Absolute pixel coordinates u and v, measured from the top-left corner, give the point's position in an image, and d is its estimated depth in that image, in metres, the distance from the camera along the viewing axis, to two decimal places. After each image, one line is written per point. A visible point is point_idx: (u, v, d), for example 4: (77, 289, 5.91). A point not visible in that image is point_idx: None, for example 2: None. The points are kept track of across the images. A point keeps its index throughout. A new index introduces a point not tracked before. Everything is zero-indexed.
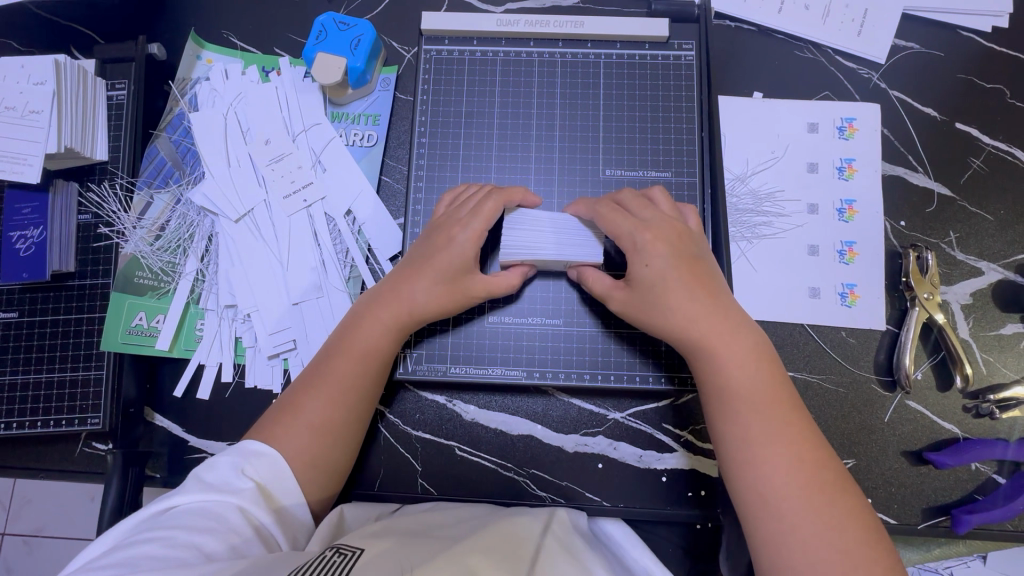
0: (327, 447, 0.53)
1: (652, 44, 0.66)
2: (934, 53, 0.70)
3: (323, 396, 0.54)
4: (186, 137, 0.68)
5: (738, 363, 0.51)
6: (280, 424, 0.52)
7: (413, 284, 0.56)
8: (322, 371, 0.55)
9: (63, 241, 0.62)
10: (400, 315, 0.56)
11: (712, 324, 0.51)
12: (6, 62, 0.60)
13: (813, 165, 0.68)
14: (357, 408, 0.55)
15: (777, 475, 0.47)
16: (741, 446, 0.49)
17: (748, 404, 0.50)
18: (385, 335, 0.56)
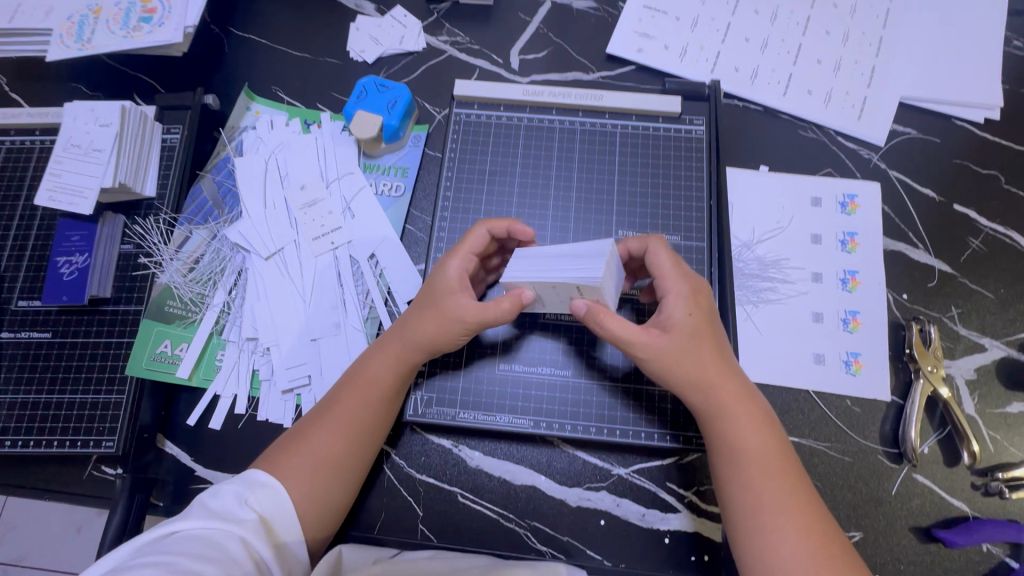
0: (327, 481, 0.54)
1: (666, 118, 0.71)
2: (931, 139, 0.74)
3: (332, 428, 0.55)
4: (228, 179, 0.73)
5: (742, 425, 0.52)
6: (288, 452, 0.54)
7: (416, 318, 0.58)
8: (336, 402, 0.57)
9: (104, 269, 0.65)
10: (415, 353, 0.58)
11: (722, 387, 0.53)
12: (78, 105, 0.66)
13: (817, 237, 0.72)
14: (364, 445, 0.57)
15: (782, 542, 0.47)
16: (745, 510, 0.50)
17: (751, 466, 0.51)
18: (398, 372, 0.58)
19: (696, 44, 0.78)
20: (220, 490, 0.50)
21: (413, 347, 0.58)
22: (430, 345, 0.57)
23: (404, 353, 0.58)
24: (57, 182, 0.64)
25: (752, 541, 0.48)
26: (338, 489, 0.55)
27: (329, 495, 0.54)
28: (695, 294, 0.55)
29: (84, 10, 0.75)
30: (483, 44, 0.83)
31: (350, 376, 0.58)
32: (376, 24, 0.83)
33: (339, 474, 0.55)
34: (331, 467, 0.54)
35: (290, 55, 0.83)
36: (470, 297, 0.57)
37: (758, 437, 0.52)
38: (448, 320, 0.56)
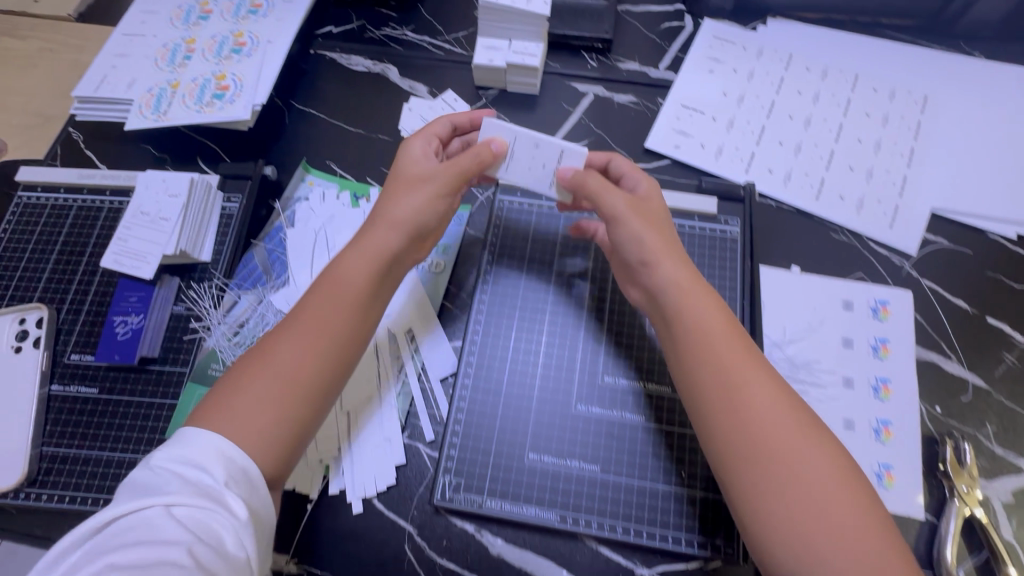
0: (286, 404, 0.53)
1: (702, 217, 0.74)
2: (963, 250, 0.76)
3: (298, 334, 0.56)
4: (279, 248, 0.76)
5: (719, 341, 0.54)
6: (249, 371, 0.54)
7: (391, 190, 0.63)
8: (304, 309, 0.58)
9: (156, 330, 0.68)
10: (388, 245, 0.60)
11: (693, 317, 0.55)
12: (151, 176, 0.72)
13: (849, 341, 0.72)
14: (324, 365, 0.55)
15: (801, 461, 0.49)
16: (741, 463, 0.50)
17: (746, 387, 0.52)
18: (366, 278, 0.59)
19: (731, 144, 0.82)
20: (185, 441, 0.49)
21: (379, 240, 0.60)
22: (393, 236, 0.60)
23: (368, 261, 0.59)
24: (124, 247, 0.69)
25: (765, 476, 0.49)
26: (294, 420, 0.53)
27: (284, 420, 0.53)
28: (647, 191, 0.64)
29: (164, 83, 0.81)
30: (527, 131, 0.87)
31: (318, 280, 0.59)
32: (428, 106, 0.89)
33: (295, 388, 0.54)
34: (282, 402, 0.53)
35: (346, 132, 0.89)
36: (433, 161, 0.65)
37: (721, 334, 0.55)
38: (417, 187, 0.62)
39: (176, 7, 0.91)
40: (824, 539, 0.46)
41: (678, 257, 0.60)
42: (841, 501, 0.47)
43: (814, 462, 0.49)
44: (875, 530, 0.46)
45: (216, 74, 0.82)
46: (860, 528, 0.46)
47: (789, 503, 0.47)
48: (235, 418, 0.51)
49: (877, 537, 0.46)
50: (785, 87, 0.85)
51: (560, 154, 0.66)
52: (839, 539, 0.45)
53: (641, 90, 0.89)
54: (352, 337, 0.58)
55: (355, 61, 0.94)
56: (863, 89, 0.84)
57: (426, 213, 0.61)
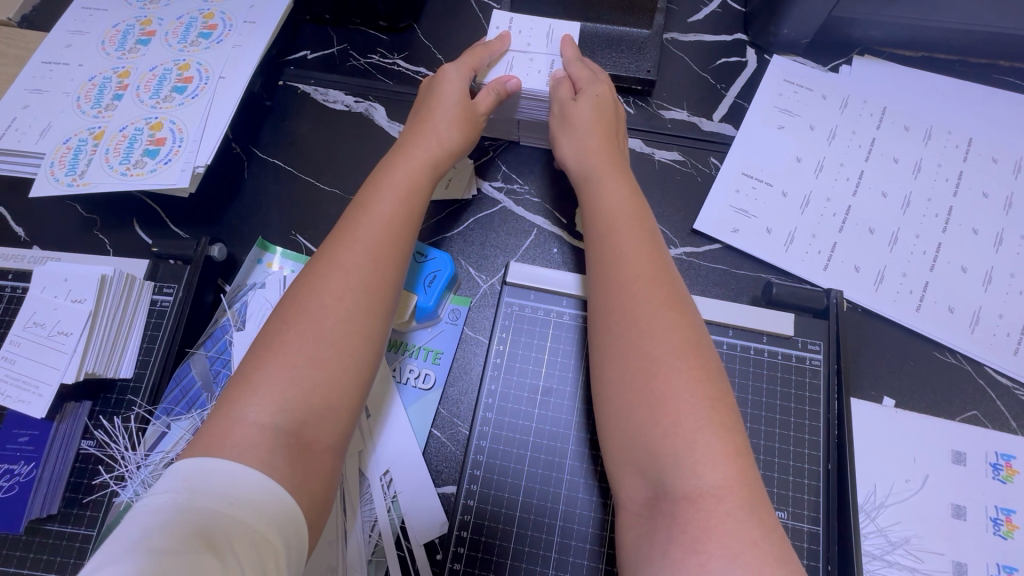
0: (359, 309, 0.45)
1: (772, 337, 0.57)
2: None
3: (342, 252, 0.47)
4: (223, 354, 0.60)
5: (621, 241, 0.49)
6: (300, 291, 0.45)
7: (438, 103, 0.58)
8: (349, 220, 0.49)
9: (53, 482, 0.52)
10: (416, 176, 0.54)
11: (605, 210, 0.51)
12: (52, 271, 0.55)
13: (960, 509, 0.55)
14: (384, 289, 0.47)
15: (666, 385, 0.41)
16: (614, 350, 0.44)
17: (626, 269, 0.47)
18: (396, 196, 0.51)
19: (806, 229, 0.64)
20: (200, 481, 0.35)
21: (402, 175, 0.53)
22: (444, 144, 0.56)
23: (400, 184, 0.52)
24: (13, 372, 0.53)
25: (625, 408, 0.42)
26: (343, 380, 0.43)
27: (334, 381, 0.42)
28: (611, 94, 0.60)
29: (85, 132, 0.65)
30: (545, 197, 0.69)
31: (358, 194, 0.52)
32: None
33: (348, 314, 0.44)
34: (334, 340, 0.43)
35: (318, 192, 0.71)
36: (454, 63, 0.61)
37: (626, 231, 0.49)
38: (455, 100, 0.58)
39: (111, 25, 0.73)
40: (673, 479, 0.38)
41: (609, 121, 0.58)
42: (697, 448, 0.38)
43: (684, 403, 0.40)
44: (744, 494, 0.37)
45: (151, 122, 0.65)
46: (721, 482, 0.37)
47: (645, 422, 0.40)
48: (270, 377, 0.41)
49: (746, 505, 0.37)
50: (876, 152, 0.67)
51: (552, 62, 0.63)
52: (696, 493, 0.37)
53: (688, 147, 0.70)
54: (400, 240, 0.49)
55: (334, 96, 0.76)
56: (977, 160, 0.66)
57: (475, 124, 0.59)
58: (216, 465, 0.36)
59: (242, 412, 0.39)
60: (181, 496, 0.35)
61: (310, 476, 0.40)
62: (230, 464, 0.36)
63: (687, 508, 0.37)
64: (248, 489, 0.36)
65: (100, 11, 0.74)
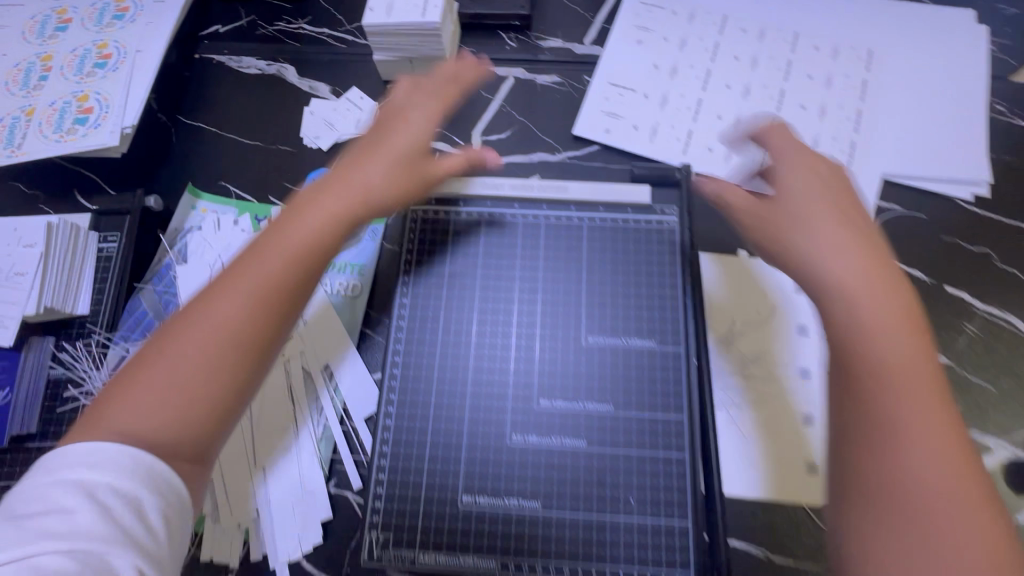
0: (256, 307, 0.49)
1: (636, 208, 0.67)
2: (917, 215, 0.71)
3: (236, 294, 0.49)
4: (171, 288, 0.67)
5: (839, 265, 0.49)
6: (224, 283, 0.50)
7: (381, 146, 0.60)
8: (277, 231, 0.53)
9: (28, 403, 0.60)
10: (333, 215, 0.54)
11: (827, 264, 0.50)
12: (7, 226, 0.64)
13: (804, 327, 0.64)
14: (278, 299, 0.50)
15: (885, 351, 0.45)
16: (834, 342, 0.47)
17: (840, 268, 0.49)
18: (314, 225, 0.54)
19: (667, 123, 0.75)
20: (130, 454, 0.43)
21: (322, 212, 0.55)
22: (351, 199, 0.56)
23: (338, 195, 0.56)
24: None
25: (854, 443, 0.44)
26: (193, 457, 0.46)
27: (185, 422, 0.46)
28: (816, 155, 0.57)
29: (17, 111, 0.71)
30: (445, 126, 0.79)
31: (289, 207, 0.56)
32: (331, 107, 0.80)
33: (232, 335, 0.48)
34: (215, 347, 0.48)
35: (243, 146, 0.79)
36: (410, 94, 0.64)
37: (849, 230, 0.52)
38: (388, 144, 0.60)
39: (29, 17, 0.79)
40: (883, 469, 0.42)
41: (822, 179, 0.55)
42: (929, 423, 0.42)
43: (913, 407, 0.43)
44: (974, 507, 0.40)
45: (78, 95, 0.72)
46: (939, 487, 0.41)
47: (878, 426, 0.43)
48: (159, 383, 0.46)
49: (961, 517, 0.40)
50: (721, 53, 0.78)
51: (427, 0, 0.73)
52: (920, 502, 0.41)
53: (565, 70, 0.81)
54: (298, 265, 0.52)
55: (247, 62, 0.84)
56: (804, 49, 0.78)
57: (429, 131, 0.62)
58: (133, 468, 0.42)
59: (126, 403, 0.45)
60: (129, 463, 0.42)
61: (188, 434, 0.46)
62: (131, 443, 0.43)
63: (867, 565, 0.41)
64: (154, 468, 0.43)
65: (17, 6, 0.80)
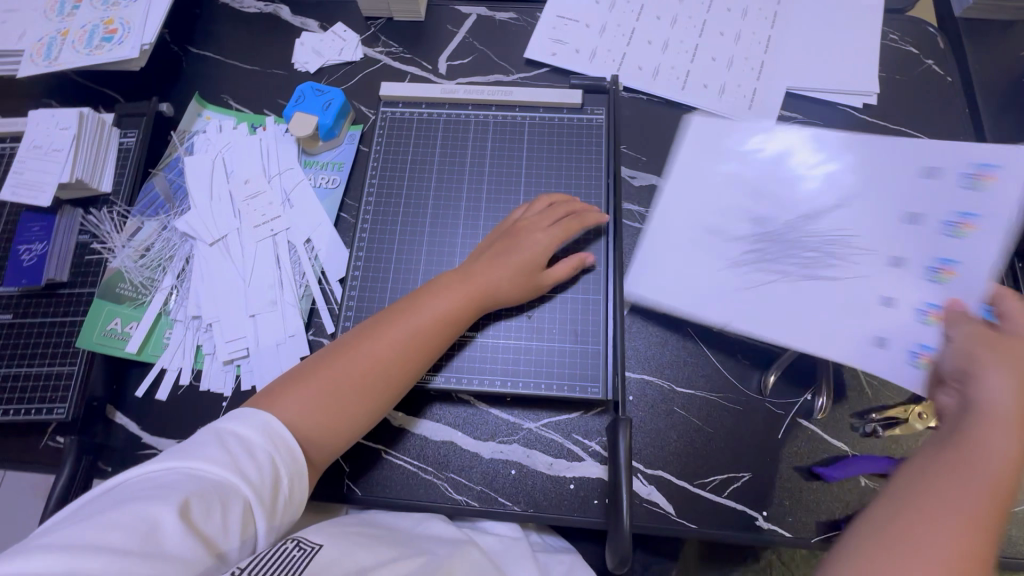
0: (370, 387, 0.61)
1: (570, 110, 0.80)
2: (813, 122, 0.83)
3: (327, 376, 0.60)
4: (180, 177, 0.81)
5: (984, 424, 0.49)
6: (312, 372, 0.60)
7: (497, 269, 0.67)
8: (364, 335, 0.63)
9: (61, 255, 0.73)
10: (443, 319, 0.64)
11: (992, 362, 0.50)
12: (41, 113, 0.74)
13: (933, 170, 0.61)
14: (388, 380, 0.62)
15: (982, 470, 0.47)
16: (983, 413, 0.49)
17: (978, 445, 0.48)
18: (410, 333, 0.63)
19: (604, 48, 0.88)
20: (265, 426, 0.55)
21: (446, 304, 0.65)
22: (491, 287, 0.66)
23: (458, 289, 0.65)
24: (21, 179, 0.72)
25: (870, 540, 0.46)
26: (341, 429, 0.60)
27: (320, 436, 0.59)
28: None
29: (53, 32, 0.85)
30: (415, 54, 0.92)
31: (399, 304, 0.66)
32: (319, 38, 0.93)
33: (349, 409, 0.60)
34: (329, 408, 0.59)
35: (242, 69, 0.92)
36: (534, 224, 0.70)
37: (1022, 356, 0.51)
38: (512, 260, 0.67)
39: None
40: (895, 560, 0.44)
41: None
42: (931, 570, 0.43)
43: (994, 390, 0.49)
44: None
45: (105, 19, 0.85)
46: None
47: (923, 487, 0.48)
48: (297, 395, 0.59)
49: None
50: None
51: None
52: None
53: (520, 7, 0.94)
54: (385, 386, 0.62)
55: (248, 2, 0.97)
56: None
57: (535, 259, 0.67)
58: (279, 430, 0.55)
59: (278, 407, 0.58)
60: (262, 431, 0.54)
61: (326, 444, 0.59)
62: (264, 420, 0.55)
63: None
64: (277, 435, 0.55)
65: None
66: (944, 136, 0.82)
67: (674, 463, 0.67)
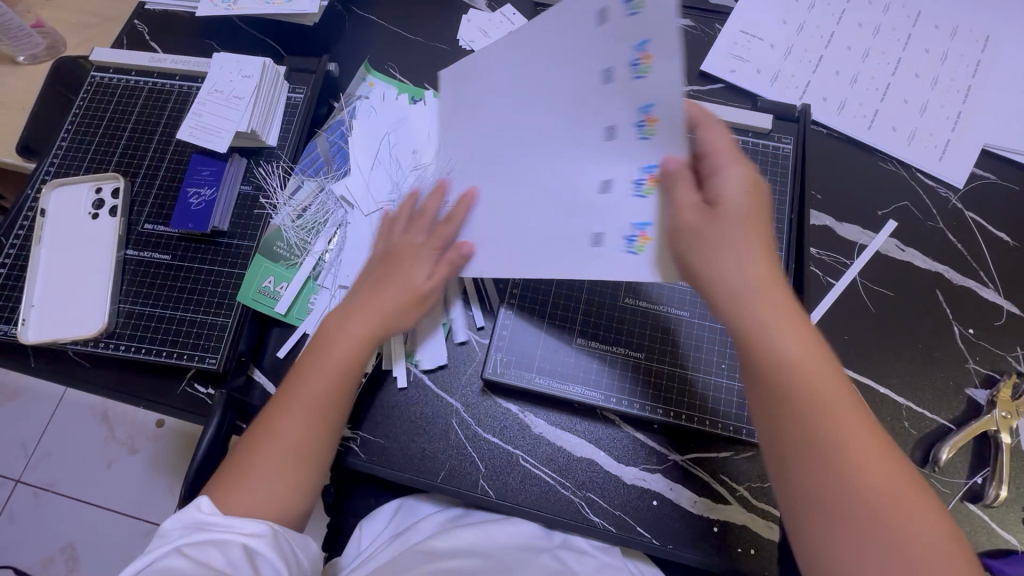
0: (310, 439, 0.58)
1: (755, 133, 0.76)
2: (1010, 186, 0.78)
3: (261, 457, 0.56)
4: (341, 140, 0.79)
5: (822, 401, 0.44)
6: (249, 455, 0.57)
7: (384, 297, 0.63)
8: (286, 395, 0.60)
9: (227, 204, 0.72)
10: (357, 354, 0.62)
11: (765, 341, 0.46)
12: (225, 57, 0.73)
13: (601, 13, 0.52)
14: (322, 428, 0.59)
15: (847, 444, 0.43)
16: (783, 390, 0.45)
17: (800, 390, 0.45)
18: (326, 377, 0.60)
19: (788, 72, 0.84)
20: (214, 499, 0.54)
21: (351, 336, 0.62)
22: (387, 312, 0.63)
23: (360, 321, 0.63)
24: (198, 122, 0.71)
25: None
26: (305, 485, 0.58)
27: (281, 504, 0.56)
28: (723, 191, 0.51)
29: None
30: None
31: (308, 350, 0.62)
32: (487, 18, 0.90)
33: (295, 466, 0.57)
34: (283, 473, 0.56)
35: (406, 39, 0.90)
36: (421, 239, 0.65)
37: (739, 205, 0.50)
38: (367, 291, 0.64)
39: None
40: None
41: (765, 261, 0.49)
42: None
43: (734, 272, 0.48)
44: None
45: None
46: None
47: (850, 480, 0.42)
48: (250, 484, 0.55)
49: None
50: (846, 19, 0.86)
51: None
52: None
53: (700, 15, 0.90)
54: (325, 440, 0.59)
55: None
56: (924, 26, 0.85)
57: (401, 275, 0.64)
58: (208, 510, 0.53)
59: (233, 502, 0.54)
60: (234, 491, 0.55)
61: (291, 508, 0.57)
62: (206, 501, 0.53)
63: None
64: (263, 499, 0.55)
65: None
66: None
67: None
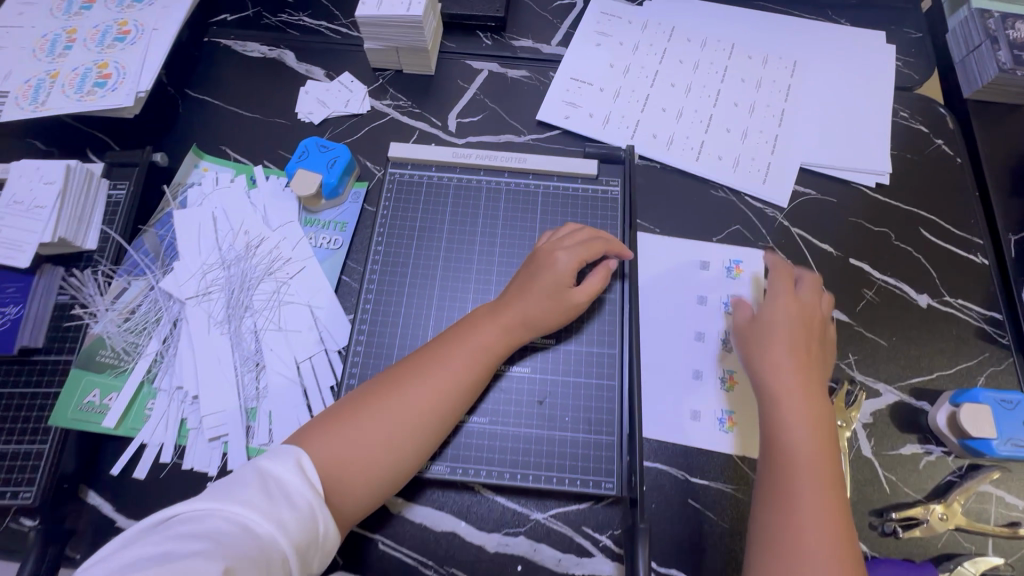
0: (420, 414, 0.60)
1: (584, 179, 0.78)
2: (829, 199, 0.82)
3: (351, 427, 0.58)
4: (171, 233, 0.77)
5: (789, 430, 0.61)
6: (334, 428, 0.58)
7: (526, 300, 0.66)
8: (399, 374, 0.62)
9: (37, 319, 0.69)
10: (500, 340, 0.65)
11: (778, 380, 0.64)
12: (24, 164, 0.71)
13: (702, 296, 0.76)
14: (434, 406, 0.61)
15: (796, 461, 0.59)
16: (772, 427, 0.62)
17: (792, 434, 0.61)
18: (457, 363, 0.63)
19: (618, 112, 0.87)
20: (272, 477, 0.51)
21: (491, 329, 0.65)
22: (529, 311, 0.66)
23: (495, 319, 0.65)
24: None
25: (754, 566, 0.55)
26: (392, 458, 0.59)
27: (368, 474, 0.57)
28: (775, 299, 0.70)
29: (59, 30, 0.84)
30: (424, 108, 0.90)
31: (451, 333, 0.65)
32: (324, 88, 0.90)
33: (392, 442, 0.59)
34: (374, 446, 0.58)
35: (242, 118, 0.88)
36: (561, 254, 0.68)
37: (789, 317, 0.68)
38: (548, 289, 0.66)
39: None
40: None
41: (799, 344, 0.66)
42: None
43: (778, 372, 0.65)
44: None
45: (99, 63, 0.81)
46: None
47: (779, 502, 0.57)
48: (333, 451, 0.56)
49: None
50: (667, 57, 0.91)
51: None
52: None
53: (535, 66, 0.93)
54: (429, 416, 0.60)
55: (251, 47, 0.94)
56: (738, 58, 0.91)
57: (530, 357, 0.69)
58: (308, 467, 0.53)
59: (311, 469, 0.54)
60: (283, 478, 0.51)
61: (375, 482, 0.58)
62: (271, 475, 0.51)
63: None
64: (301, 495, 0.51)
65: None
66: (954, 218, 0.82)
67: (691, 562, 0.64)
